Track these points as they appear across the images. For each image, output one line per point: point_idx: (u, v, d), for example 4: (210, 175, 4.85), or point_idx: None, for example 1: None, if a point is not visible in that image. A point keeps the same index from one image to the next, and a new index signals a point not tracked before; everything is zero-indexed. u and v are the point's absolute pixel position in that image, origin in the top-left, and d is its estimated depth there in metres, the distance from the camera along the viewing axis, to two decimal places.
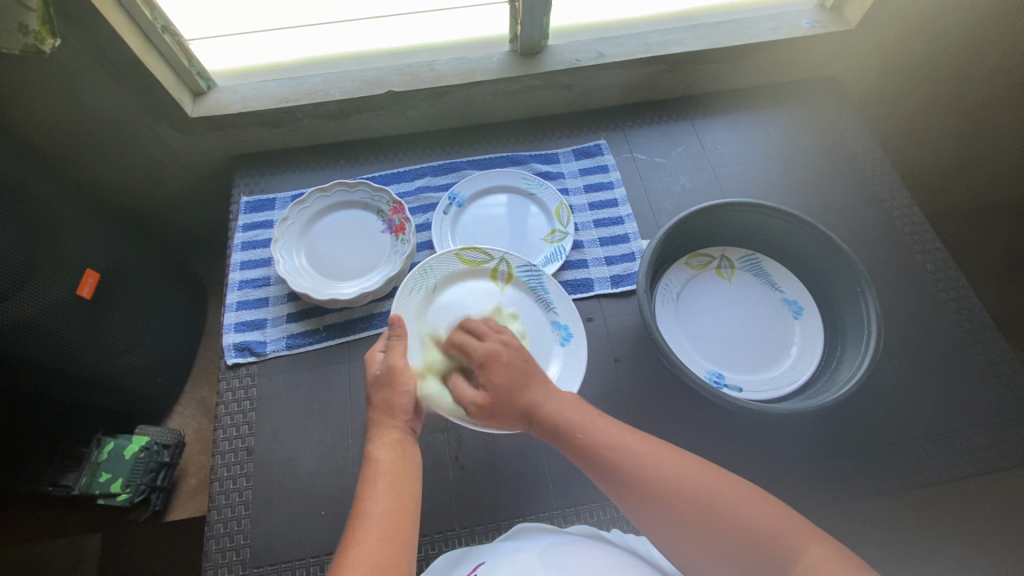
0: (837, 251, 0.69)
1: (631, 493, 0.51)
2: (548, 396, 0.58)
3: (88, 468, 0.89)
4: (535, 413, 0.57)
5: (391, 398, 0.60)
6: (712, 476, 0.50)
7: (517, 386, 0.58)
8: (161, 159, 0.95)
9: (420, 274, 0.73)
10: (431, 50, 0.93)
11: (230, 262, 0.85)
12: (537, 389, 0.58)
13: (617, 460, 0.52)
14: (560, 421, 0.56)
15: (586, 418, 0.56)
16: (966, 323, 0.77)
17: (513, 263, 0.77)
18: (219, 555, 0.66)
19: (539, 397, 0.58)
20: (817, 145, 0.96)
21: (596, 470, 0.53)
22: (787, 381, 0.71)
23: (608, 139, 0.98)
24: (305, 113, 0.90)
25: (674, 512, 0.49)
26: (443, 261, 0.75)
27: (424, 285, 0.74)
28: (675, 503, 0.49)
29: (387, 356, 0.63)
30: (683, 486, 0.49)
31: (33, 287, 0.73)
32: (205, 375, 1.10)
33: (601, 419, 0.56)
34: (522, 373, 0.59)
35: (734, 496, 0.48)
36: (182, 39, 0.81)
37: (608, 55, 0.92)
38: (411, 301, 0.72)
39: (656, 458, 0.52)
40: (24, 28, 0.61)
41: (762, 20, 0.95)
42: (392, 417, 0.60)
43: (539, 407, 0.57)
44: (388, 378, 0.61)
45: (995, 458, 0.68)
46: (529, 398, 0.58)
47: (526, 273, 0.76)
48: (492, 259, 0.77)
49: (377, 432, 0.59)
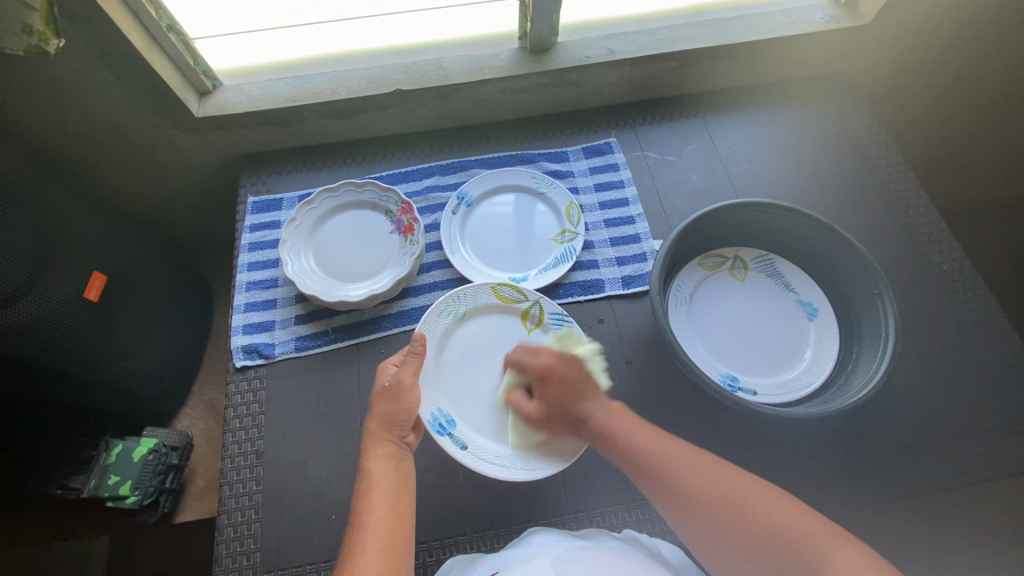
0: (854, 251, 0.67)
1: (655, 490, 0.54)
2: (597, 406, 0.63)
3: (97, 471, 0.88)
4: (584, 421, 0.62)
5: (392, 412, 0.60)
6: (732, 476, 0.52)
7: (570, 395, 0.64)
8: (166, 159, 0.94)
9: (452, 299, 0.72)
10: (438, 47, 0.92)
11: (237, 263, 0.85)
12: (589, 400, 0.63)
13: (644, 460, 0.56)
14: (607, 428, 0.60)
15: (630, 425, 0.59)
16: (984, 323, 0.76)
17: (547, 308, 0.73)
18: (230, 560, 0.66)
19: (589, 407, 0.63)
20: (832, 143, 0.94)
21: (636, 475, 0.56)
22: (802, 384, 0.70)
23: (618, 137, 0.97)
24: (311, 112, 0.89)
25: (693, 505, 0.51)
26: (478, 291, 0.73)
27: (454, 310, 0.72)
28: (693, 496, 0.51)
29: (398, 371, 0.63)
30: (706, 486, 0.52)
31: (39, 291, 0.72)
32: (212, 376, 1.09)
33: (642, 428, 0.59)
34: (576, 386, 0.64)
35: (758, 497, 0.50)
36: (187, 38, 0.80)
37: (619, 52, 0.90)
38: (438, 323, 0.71)
39: (696, 466, 0.53)
40: (28, 28, 0.60)
41: (775, 16, 0.93)
42: (387, 431, 0.60)
43: (588, 415, 0.62)
44: (395, 392, 0.61)
45: (1015, 463, 0.67)
46: (580, 407, 0.63)
47: (556, 320, 0.73)
48: (526, 301, 0.74)
49: (369, 445, 0.59)
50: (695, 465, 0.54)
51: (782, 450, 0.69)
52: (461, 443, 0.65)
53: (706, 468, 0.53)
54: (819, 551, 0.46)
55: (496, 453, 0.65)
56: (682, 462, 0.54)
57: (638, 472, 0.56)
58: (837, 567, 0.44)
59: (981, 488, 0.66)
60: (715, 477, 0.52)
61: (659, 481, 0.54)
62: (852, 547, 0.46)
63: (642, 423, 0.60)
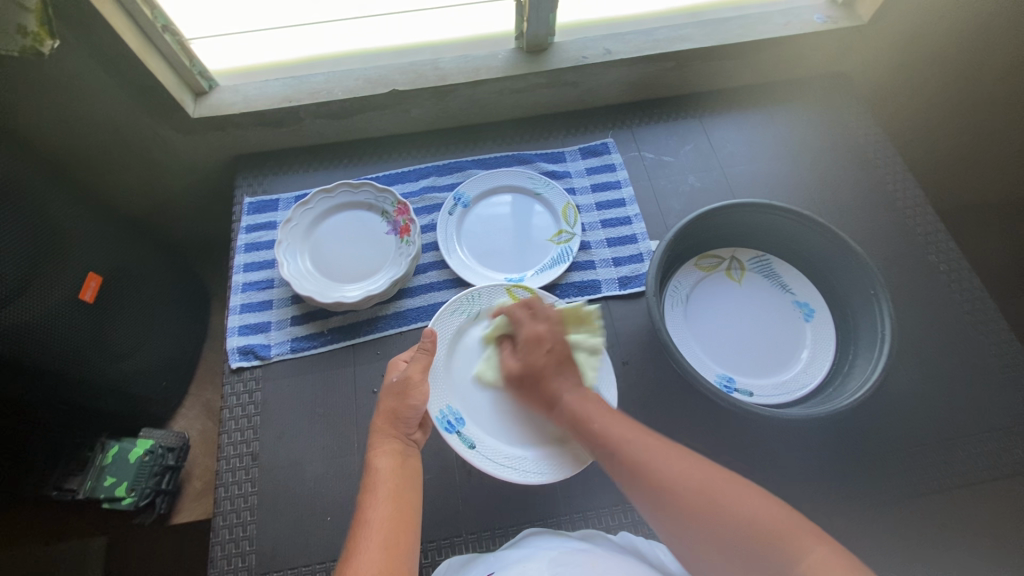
0: (850, 252, 0.67)
1: (626, 480, 0.53)
2: (571, 390, 0.62)
3: (93, 473, 0.88)
4: (555, 402, 0.61)
5: (399, 408, 0.60)
6: (705, 470, 0.51)
7: (548, 372, 0.63)
8: (162, 159, 0.94)
9: (467, 299, 0.72)
10: (434, 47, 0.92)
11: (233, 264, 0.85)
12: (566, 380, 0.62)
13: (616, 446, 0.55)
14: (578, 412, 0.59)
15: (604, 412, 0.59)
16: (980, 324, 0.76)
17: None
18: (225, 562, 0.66)
19: (562, 389, 0.62)
20: (829, 144, 0.94)
21: (606, 459, 0.55)
22: (798, 385, 0.70)
23: (615, 138, 0.97)
24: (307, 112, 0.89)
25: (661, 495, 0.50)
26: (493, 293, 0.73)
27: (468, 310, 0.72)
28: (663, 487, 0.50)
29: (407, 367, 0.63)
30: (677, 477, 0.50)
31: (35, 292, 0.72)
32: (209, 377, 1.09)
33: (616, 417, 0.58)
34: (558, 365, 0.63)
35: (730, 491, 0.49)
36: (182, 38, 0.80)
37: (615, 52, 0.90)
38: (451, 321, 0.70)
39: (669, 458, 0.52)
40: (23, 29, 0.60)
41: (772, 16, 0.93)
42: (395, 427, 0.60)
43: (560, 396, 0.62)
44: (402, 388, 0.61)
45: (1011, 464, 0.67)
46: (554, 387, 0.62)
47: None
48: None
49: (376, 441, 0.59)
50: (666, 455, 0.53)
51: (778, 451, 0.69)
52: (468, 442, 0.64)
53: (678, 460, 0.52)
54: (787, 547, 0.44)
55: (501, 455, 0.65)
56: (653, 453, 0.53)
57: (604, 453, 0.56)
58: (809, 563, 0.43)
59: (977, 489, 0.66)
60: (687, 470, 0.51)
61: (629, 470, 0.53)
62: (824, 546, 0.44)
63: (619, 414, 0.59)
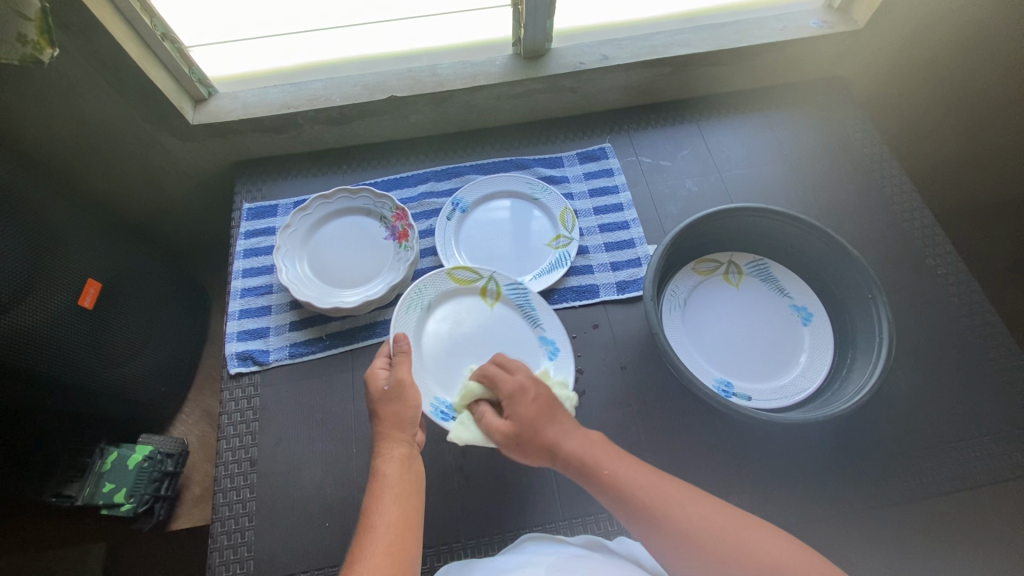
0: (847, 254, 0.67)
1: (650, 535, 0.49)
2: (571, 435, 0.57)
3: (91, 479, 0.87)
4: (555, 449, 0.56)
5: (402, 412, 0.61)
6: (729, 513, 0.49)
7: (540, 420, 0.58)
8: (162, 166, 0.95)
9: (415, 293, 0.72)
10: (432, 54, 0.92)
11: (232, 270, 0.85)
12: (561, 425, 0.58)
13: (627, 493, 0.51)
14: (586, 458, 0.55)
15: (612, 456, 0.55)
16: (977, 327, 0.76)
17: (502, 280, 0.75)
18: (223, 568, 0.66)
19: (560, 435, 0.57)
20: (825, 148, 0.95)
21: (619, 508, 0.52)
22: (796, 390, 0.70)
23: (612, 143, 0.97)
24: (306, 119, 0.89)
25: (681, 540, 0.47)
26: (436, 279, 0.74)
27: (419, 303, 0.73)
28: (698, 544, 0.47)
29: (393, 372, 0.63)
30: (695, 522, 0.48)
31: (34, 299, 0.72)
32: (208, 382, 1.09)
33: (625, 459, 0.55)
34: (548, 411, 0.59)
35: (748, 532, 0.47)
36: (182, 46, 0.81)
37: (612, 58, 0.91)
38: (408, 319, 0.71)
39: (684, 500, 0.50)
40: (23, 38, 0.60)
41: (769, 21, 0.94)
42: (401, 430, 0.60)
43: (559, 443, 0.57)
44: (398, 393, 0.61)
45: (1010, 467, 0.67)
46: (550, 434, 0.57)
47: (513, 290, 0.75)
48: (481, 278, 0.75)
49: (383, 446, 0.59)
50: (683, 500, 0.50)
51: (775, 456, 0.69)
52: None
53: (695, 502, 0.50)
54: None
55: None
56: (670, 497, 0.50)
57: (618, 504, 0.52)
58: None
59: (975, 493, 0.66)
60: (703, 512, 0.49)
61: (640, 514, 0.50)
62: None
63: (626, 456, 0.55)
